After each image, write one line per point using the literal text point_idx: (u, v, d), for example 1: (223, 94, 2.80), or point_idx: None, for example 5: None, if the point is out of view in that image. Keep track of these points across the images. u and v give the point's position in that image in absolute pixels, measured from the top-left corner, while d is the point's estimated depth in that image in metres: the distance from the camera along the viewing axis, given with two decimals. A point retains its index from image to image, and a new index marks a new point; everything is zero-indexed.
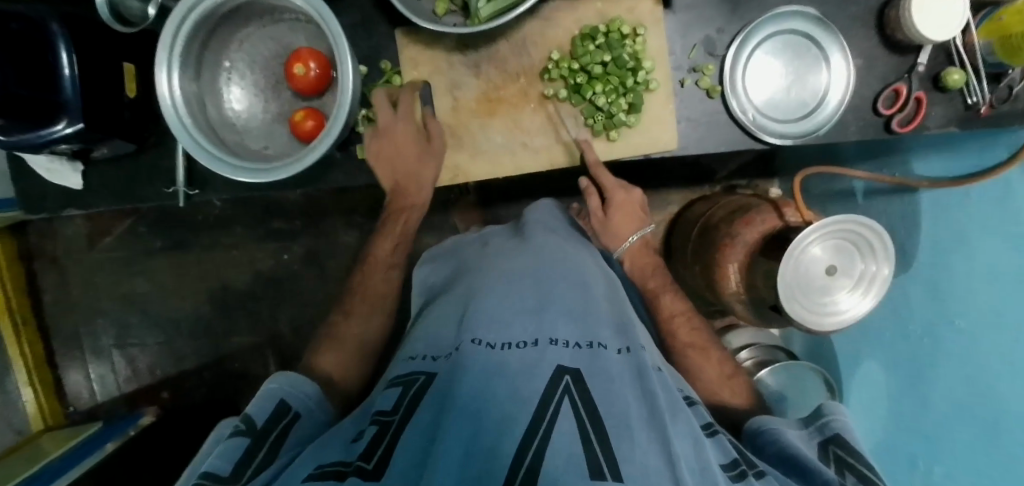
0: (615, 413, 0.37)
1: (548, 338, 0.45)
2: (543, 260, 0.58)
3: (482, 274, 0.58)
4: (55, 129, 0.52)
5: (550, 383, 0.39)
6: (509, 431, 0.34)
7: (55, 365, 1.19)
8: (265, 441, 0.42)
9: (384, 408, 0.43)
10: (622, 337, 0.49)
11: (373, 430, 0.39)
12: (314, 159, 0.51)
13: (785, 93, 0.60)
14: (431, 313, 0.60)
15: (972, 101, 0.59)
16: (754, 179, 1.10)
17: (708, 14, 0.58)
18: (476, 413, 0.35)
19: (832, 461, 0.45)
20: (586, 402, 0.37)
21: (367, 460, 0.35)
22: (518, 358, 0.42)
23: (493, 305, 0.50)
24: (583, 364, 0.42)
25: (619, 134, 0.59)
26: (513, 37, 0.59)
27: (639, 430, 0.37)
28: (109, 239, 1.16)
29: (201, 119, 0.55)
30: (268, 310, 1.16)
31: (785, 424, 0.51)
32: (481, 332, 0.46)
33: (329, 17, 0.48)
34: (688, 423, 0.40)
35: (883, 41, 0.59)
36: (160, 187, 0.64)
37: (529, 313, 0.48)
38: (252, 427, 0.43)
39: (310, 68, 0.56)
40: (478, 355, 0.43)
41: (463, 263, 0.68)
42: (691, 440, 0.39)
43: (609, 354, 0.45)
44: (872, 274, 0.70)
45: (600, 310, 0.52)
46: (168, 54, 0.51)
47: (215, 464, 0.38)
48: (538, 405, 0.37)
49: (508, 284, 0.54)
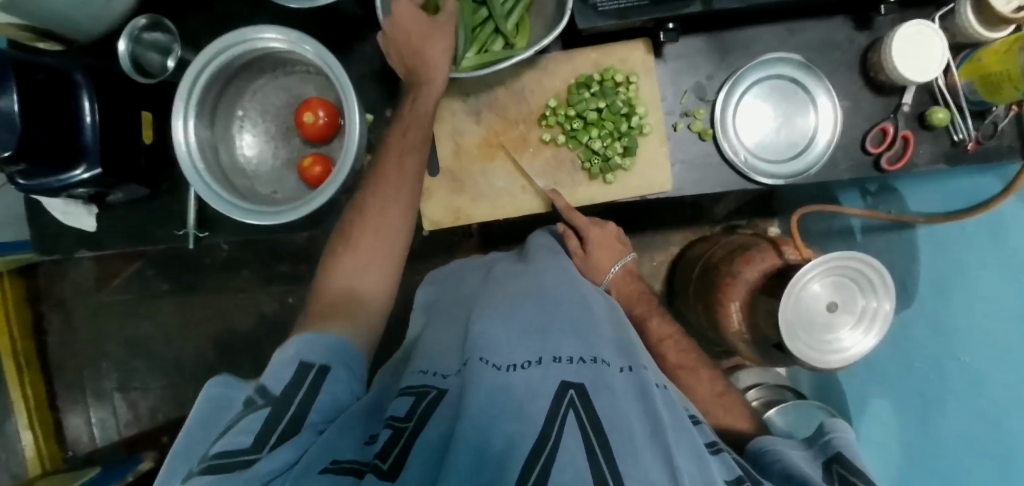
0: (619, 427, 0.37)
1: (552, 356, 0.45)
2: (546, 284, 0.59)
3: (488, 296, 0.59)
4: (74, 174, 0.55)
5: (555, 400, 0.39)
6: (514, 453, 0.34)
7: (57, 409, 1.18)
8: (286, 412, 0.40)
9: (398, 413, 0.42)
10: (625, 356, 0.48)
11: (388, 433, 0.38)
12: (321, 203, 0.53)
13: (775, 135, 0.62)
14: (434, 332, 0.60)
15: (958, 137, 0.60)
16: (754, 218, 1.12)
17: (697, 61, 0.61)
18: (483, 432, 0.35)
19: (834, 480, 0.44)
20: (591, 417, 0.37)
21: (384, 458, 0.35)
22: (523, 378, 0.42)
23: (496, 325, 0.50)
24: (588, 379, 0.42)
25: (615, 176, 0.61)
26: (513, 86, 0.62)
27: (643, 447, 0.36)
28: (117, 281, 1.17)
29: (214, 164, 0.58)
30: (272, 351, 1.16)
31: (789, 445, 0.50)
32: (489, 352, 0.46)
33: (338, 69, 0.51)
34: (691, 440, 0.40)
35: (867, 84, 0.62)
36: (170, 229, 0.66)
37: (530, 336, 0.49)
38: (269, 398, 0.40)
39: (319, 116, 0.59)
40: (485, 372, 0.42)
41: (464, 289, 0.69)
42: (694, 456, 0.38)
43: (613, 371, 0.44)
44: (873, 310, 0.70)
45: (602, 328, 0.52)
46: (185, 103, 0.54)
47: (230, 442, 0.36)
48: (543, 424, 0.37)
49: (512, 305, 0.54)
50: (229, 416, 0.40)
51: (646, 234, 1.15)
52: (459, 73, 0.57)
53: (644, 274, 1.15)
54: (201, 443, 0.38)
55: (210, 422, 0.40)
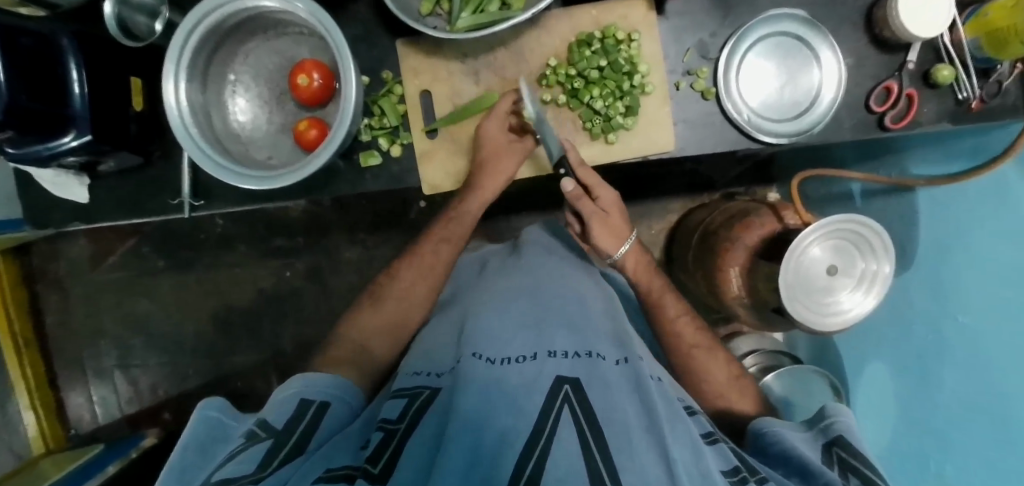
0: (615, 420, 0.37)
1: (547, 350, 0.44)
2: (538, 279, 0.58)
3: (482, 294, 0.58)
4: (64, 141, 0.53)
5: (550, 395, 0.38)
6: (509, 447, 0.33)
7: (57, 388, 1.18)
8: (289, 441, 0.41)
9: (389, 416, 0.41)
10: (620, 348, 0.48)
11: (379, 437, 0.38)
12: (315, 169, 0.52)
13: (779, 93, 0.61)
14: (429, 333, 0.59)
15: (962, 96, 0.60)
16: (753, 186, 1.11)
17: (700, 18, 0.60)
18: (476, 426, 0.35)
19: (834, 462, 0.44)
20: (585, 411, 0.37)
21: (374, 462, 0.35)
22: (518, 371, 0.42)
23: (490, 322, 0.50)
24: (583, 373, 0.42)
25: (617, 136, 0.61)
26: (512, 45, 0.60)
27: (638, 439, 0.36)
28: (112, 260, 1.16)
29: (207, 129, 0.56)
30: (271, 328, 1.16)
31: (790, 427, 0.50)
32: (482, 346, 0.46)
33: (333, 27, 0.50)
34: (687, 429, 0.40)
35: (871, 41, 0.61)
36: (165, 199, 0.65)
37: (526, 329, 0.48)
38: (271, 431, 0.42)
39: (314, 78, 0.57)
40: (480, 369, 0.42)
41: (462, 289, 0.68)
42: (691, 449, 0.37)
43: (608, 364, 0.45)
44: (872, 273, 0.70)
45: (597, 321, 0.52)
46: (175, 64, 0.52)
47: (233, 469, 0.36)
48: (539, 417, 0.36)
49: (506, 301, 0.54)
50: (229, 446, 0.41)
51: (644, 204, 1.15)
52: (452, 33, 0.54)
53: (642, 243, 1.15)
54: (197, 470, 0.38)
55: (205, 449, 0.41)
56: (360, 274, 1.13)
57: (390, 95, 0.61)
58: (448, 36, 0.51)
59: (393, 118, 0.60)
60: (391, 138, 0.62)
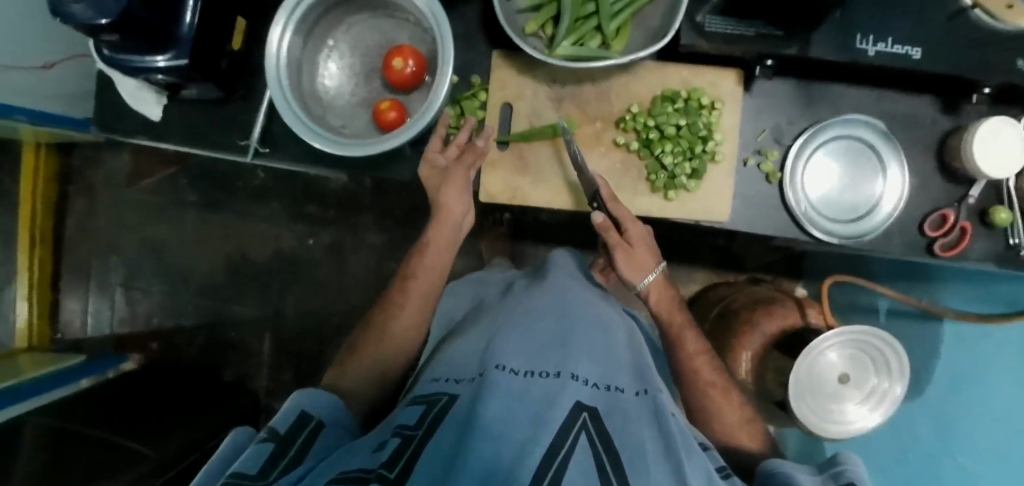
0: (631, 448, 0.38)
1: (570, 372, 0.44)
2: (568, 302, 0.59)
3: (508, 310, 0.59)
4: (155, 59, 0.55)
5: (569, 416, 0.39)
6: (528, 452, 0.34)
7: (57, 290, 1.19)
8: (290, 451, 0.41)
9: (407, 422, 0.42)
10: (640, 380, 0.49)
11: (395, 443, 0.39)
12: (390, 146, 0.54)
13: (838, 194, 0.63)
14: (451, 342, 0.59)
15: (1013, 241, 0.61)
16: (779, 276, 1.12)
17: (783, 105, 0.62)
18: (496, 439, 0.35)
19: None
20: (603, 439, 0.37)
21: (390, 469, 0.35)
22: (540, 388, 0.42)
23: (514, 337, 0.50)
24: (601, 403, 0.42)
25: (677, 195, 0.61)
26: (600, 83, 0.62)
27: (653, 466, 0.37)
28: (147, 181, 1.18)
29: (296, 83, 0.58)
30: (279, 289, 1.16)
31: (800, 469, 0.46)
32: (505, 358, 0.45)
33: (443, 21, 0.52)
34: (703, 462, 0.40)
35: (939, 167, 0.62)
36: (233, 139, 0.67)
37: (550, 350, 0.48)
38: (276, 435, 0.42)
39: (408, 64, 0.59)
40: (503, 380, 0.42)
41: (483, 302, 0.68)
42: (704, 480, 0.38)
43: (627, 397, 0.45)
44: (883, 390, 0.71)
45: (620, 352, 0.52)
46: (286, 15, 0.55)
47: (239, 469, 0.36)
48: (557, 434, 0.36)
49: (532, 318, 0.54)
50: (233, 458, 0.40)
51: (670, 266, 1.15)
52: (551, 57, 0.56)
53: None
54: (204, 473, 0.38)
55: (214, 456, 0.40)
56: (379, 261, 1.14)
57: (474, 99, 0.63)
58: (546, 59, 0.54)
59: (470, 121, 0.62)
60: (463, 139, 0.63)
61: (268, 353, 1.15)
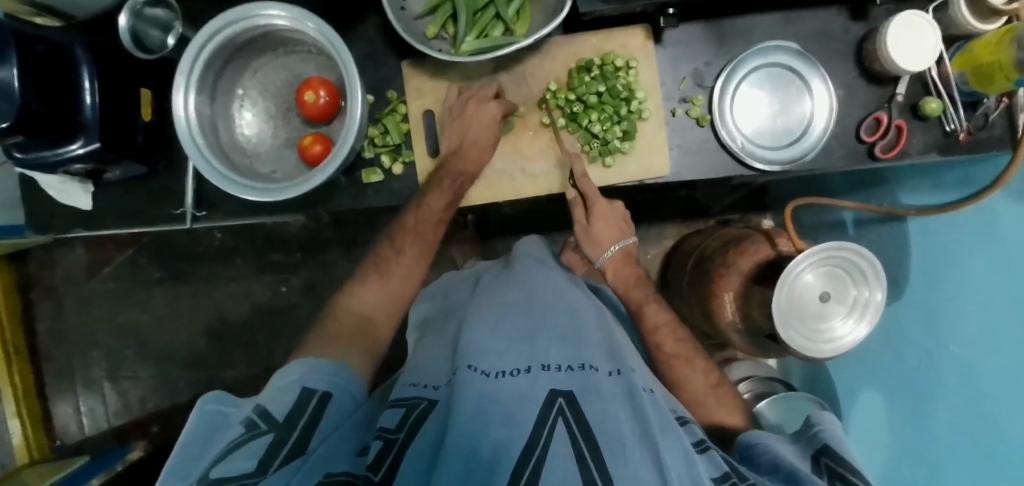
0: (608, 429, 0.37)
1: (540, 364, 0.45)
2: (536, 292, 0.59)
3: (478, 306, 0.58)
4: (70, 149, 0.53)
5: (544, 406, 0.39)
6: (506, 456, 0.34)
7: (45, 397, 1.17)
8: (289, 438, 0.40)
9: (389, 424, 0.42)
10: (613, 359, 0.48)
11: (378, 446, 0.38)
12: (317, 182, 0.53)
13: (772, 122, 0.63)
14: (425, 348, 0.60)
15: (950, 128, 0.61)
16: (747, 213, 1.13)
17: (696, 49, 0.62)
18: (472, 440, 0.35)
19: (822, 473, 0.44)
20: (580, 421, 0.37)
21: (376, 469, 0.36)
22: (512, 384, 0.41)
23: (483, 334, 0.50)
24: (576, 386, 0.42)
25: (614, 160, 0.62)
26: (514, 69, 0.63)
27: (632, 445, 0.36)
28: (108, 269, 1.17)
29: (213, 140, 0.57)
30: (265, 342, 1.16)
31: (778, 439, 0.49)
32: (476, 360, 0.45)
33: (341, 47, 0.51)
34: (679, 439, 0.39)
35: (861, 73, 0.63)
36: (168, 209, 0.66)
37: (519, 342, 0.48)
38: (272, 424, 0.41)
39: (321, 95, 0.59)
40: (475, 381, 0.42)
41: (452, 303, 0.69)
42: (682, 457, 0.37)
43: (601, 376, 0.44)
44: (865, 299, 0.71)
45: (590, 333, 0.52)
46: (186, 77, 0.54)
47: (238, 463, 0.36)
48: (532, 430, 0.36)
49: (499, 312, 0.54)
50: (225, 436, 0.41)
51: (640, 228, 1.16)
52: (456, 55, 0.56)
53: None
54: (199, 461, 0.39)
55: (204, 440, 0.41)
56: None
57: (394, 113, 0.63)
58: (453, 58, 0.53)
59: (396, 135, 0.62)
60: (393, 155, 0.63)
61: None
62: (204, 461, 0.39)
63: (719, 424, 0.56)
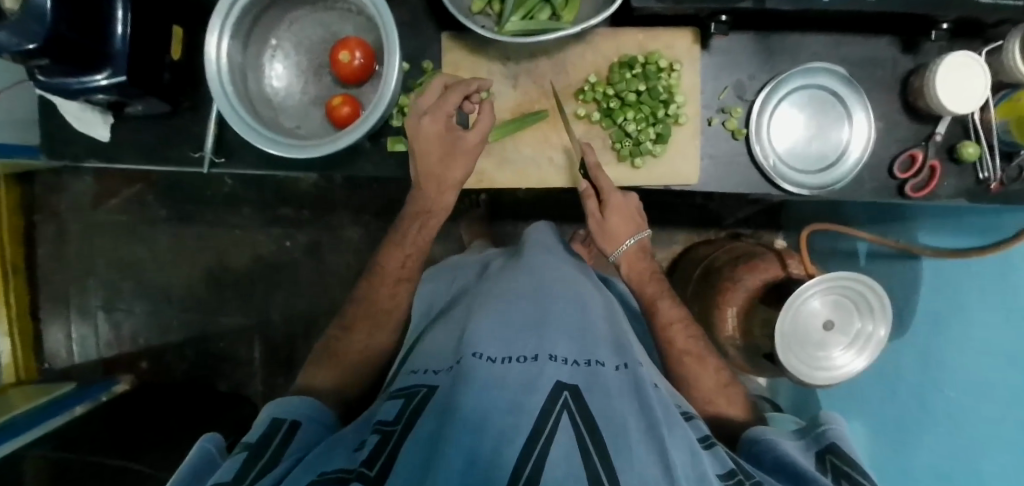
0: (613, 425, 0.38)
1: (548, 354, 0.44)
2: (547, 281, 0.58)
3: (486, 293, 0.58)
4: (95, 79, 0.52)
5: (549, 399, 0.38)
6: (511, 438, 0.34)
7: (38, 320, 1.18)
8: (263, 456, 0.41)
9: (387, 417, 0.43)
10: (619, 354, 0.49)
11: (375, 440, 0.39)
12: (344, 145, 0.52)
13: (806, 145, 0.62)
14: (432, 329, 0.60)
15: (983, 175, 0.60)
16: (759, 229, 1.13)
17: (742, 60, 0.61)
18: (476, 425, 0.35)
19: (828, 470, 0.45)
20: (584, 417, 0.37)
21: (370, 466, 0.36)
22: (519, 371, 0.42)
23: (491, 322, 0.50)
24: (582, 381, 0.42)
25: (644, 161, 0.61)
26: (554, 56, 0.61)
27: (637, 441, 0.37)
28: (114, 202, 1.15)
29: (242, 88, 0.56)
30: (262, 295, 1.16)
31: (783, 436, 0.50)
32: (482, 347, 0.45)
33: (385, 10, 0.50)
34: (685, 434, 0.40)
35: (904, 107, 0.61)
36: (186, 151, 0.65)
37: (527, 331, 0.48)
38: (247, 445, 0.42)
39: (355, 56, 0.57)
40: (481, 367, 0.42)
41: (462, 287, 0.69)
42: (688, 452, 0.38)
43: (607, 372, 0.45)
44: (868, 334, 0.71)
45: (598, 327, 0.52)
46: (222, 20, 0.52)
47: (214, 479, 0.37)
48: (538, 418, 0.36)
49: (508, 299, 0.54)
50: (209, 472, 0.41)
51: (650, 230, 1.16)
52: (499, 35, 0.54)
53: None
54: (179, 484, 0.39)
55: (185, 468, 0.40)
56: (359, 256, 1.13)
57: (427, 85, 0.61)
58: (497, 37, 0.51)
59: None
60: None
61: (259, 360, 1.14)
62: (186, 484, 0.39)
63: None
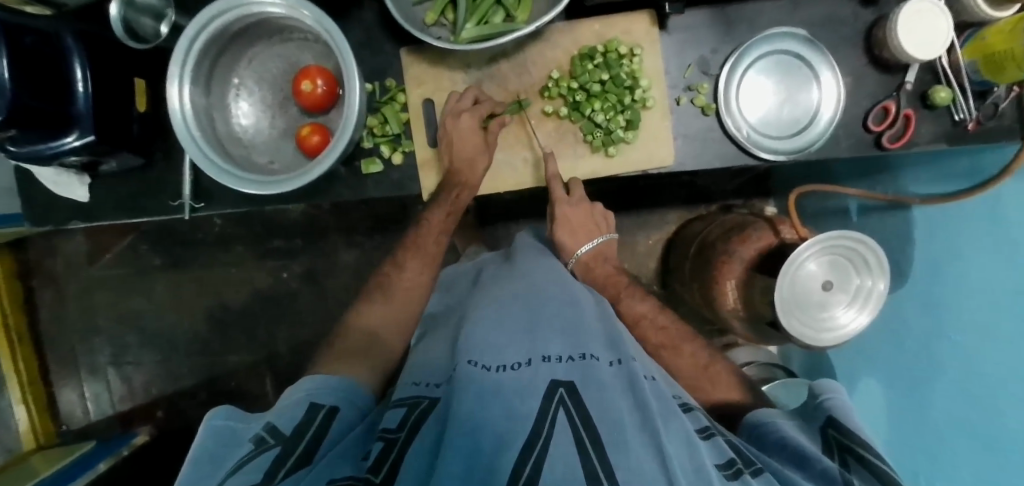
0: (610, 420, 0.37)
1: (541, 356, 0.45)
2: (539, 284, 0.58)
3: (479, 300, 0.58)
4: (65, 141, 0.52)
5: (545, 397, 0.39)
6: (509, 444, 0.34)
7: (50, 384, 1.19)
8: (295, 451, 0.40)
9: (389, 425, 0.42)
10: (613, 349, 0.48)
11: (379, 447, 0.39)
12: (321, 172, 0.52)
13: (778, 111, 0.62)
14: (428, 342, 0.60)
15: (959, 117, 0.60)
16: (749, 199, 1.13)
17: (702, 35, 0.61)
18: (474, 432, 0.35)
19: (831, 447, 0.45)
20: (582, 413, 0.37)
21: (376, 471, 0.37)
22: (512, 379, 0.41)
23: (485, 328, 0.50)
24: (578, 376, 0.42)
25: (617, 149, 0.61)
26: (515, 57, 0.61)
27: (634, 436, 0.36)
28: (108, 257, 1.16)
29: (209, 132, 0.56)
30: (266, 328, 1.16)
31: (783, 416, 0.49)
32: (477, 354, 0.45)
33: (338, 34, 0.50)
34: (681, 426, 0.40)
35: (870, 61, 0.61)
36: (165, 201, 0.65)
37: (521, 335, 0.48)
38: (280, 437, 0.41)
39: (318, 84, 0.57)
40: (474, 375, 0.42)
41: (456, 296, 0.69)
42: (684, 444, 0.38)
43: (602, 366, 0.44)
44: (867, 289, 0.71)
45: (591, 322, 0.52)
46: (180, 67, 0.52)
47: (246, 476, 0.36)
48: (534, 421, 0.36)
49: (500, 305, 0.54)
50: (234, 454, 0.40)
51: (640, 214, 1.16)
52: (456, 44, 0.54)
53: (638, 253, 1.16)
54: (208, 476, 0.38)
55: (217, 456, 0.40)
56: (356, 278, 1.14)
57: (393, 102, 0.62)
58: (454, 45, 0.51)
59: (395, 125, 0.61)
60: (392, 145, 0.62)
61: (271, 393, 1.15)
62: (216, 474, 0.38)
63: (720, 415, 0.56)
